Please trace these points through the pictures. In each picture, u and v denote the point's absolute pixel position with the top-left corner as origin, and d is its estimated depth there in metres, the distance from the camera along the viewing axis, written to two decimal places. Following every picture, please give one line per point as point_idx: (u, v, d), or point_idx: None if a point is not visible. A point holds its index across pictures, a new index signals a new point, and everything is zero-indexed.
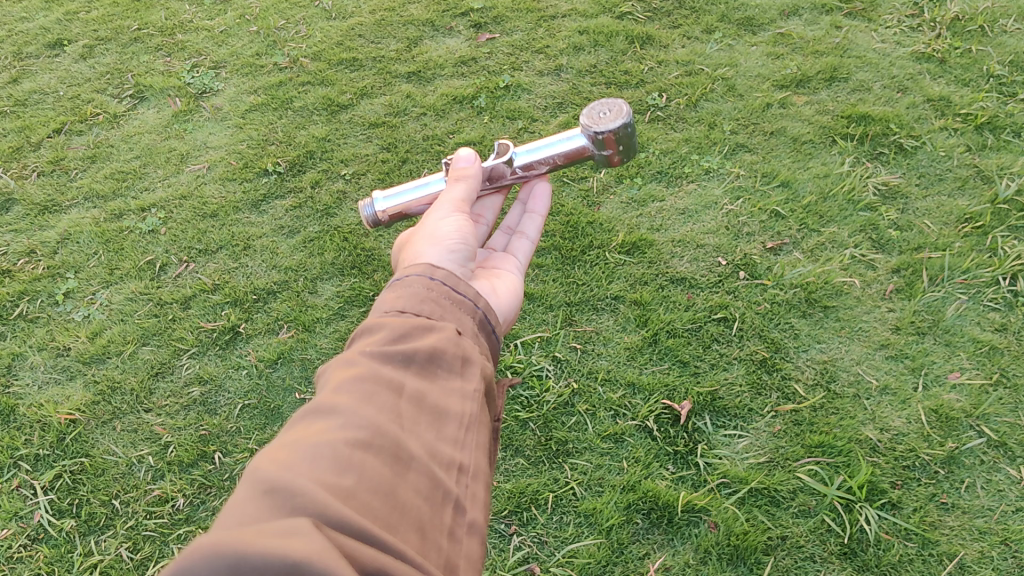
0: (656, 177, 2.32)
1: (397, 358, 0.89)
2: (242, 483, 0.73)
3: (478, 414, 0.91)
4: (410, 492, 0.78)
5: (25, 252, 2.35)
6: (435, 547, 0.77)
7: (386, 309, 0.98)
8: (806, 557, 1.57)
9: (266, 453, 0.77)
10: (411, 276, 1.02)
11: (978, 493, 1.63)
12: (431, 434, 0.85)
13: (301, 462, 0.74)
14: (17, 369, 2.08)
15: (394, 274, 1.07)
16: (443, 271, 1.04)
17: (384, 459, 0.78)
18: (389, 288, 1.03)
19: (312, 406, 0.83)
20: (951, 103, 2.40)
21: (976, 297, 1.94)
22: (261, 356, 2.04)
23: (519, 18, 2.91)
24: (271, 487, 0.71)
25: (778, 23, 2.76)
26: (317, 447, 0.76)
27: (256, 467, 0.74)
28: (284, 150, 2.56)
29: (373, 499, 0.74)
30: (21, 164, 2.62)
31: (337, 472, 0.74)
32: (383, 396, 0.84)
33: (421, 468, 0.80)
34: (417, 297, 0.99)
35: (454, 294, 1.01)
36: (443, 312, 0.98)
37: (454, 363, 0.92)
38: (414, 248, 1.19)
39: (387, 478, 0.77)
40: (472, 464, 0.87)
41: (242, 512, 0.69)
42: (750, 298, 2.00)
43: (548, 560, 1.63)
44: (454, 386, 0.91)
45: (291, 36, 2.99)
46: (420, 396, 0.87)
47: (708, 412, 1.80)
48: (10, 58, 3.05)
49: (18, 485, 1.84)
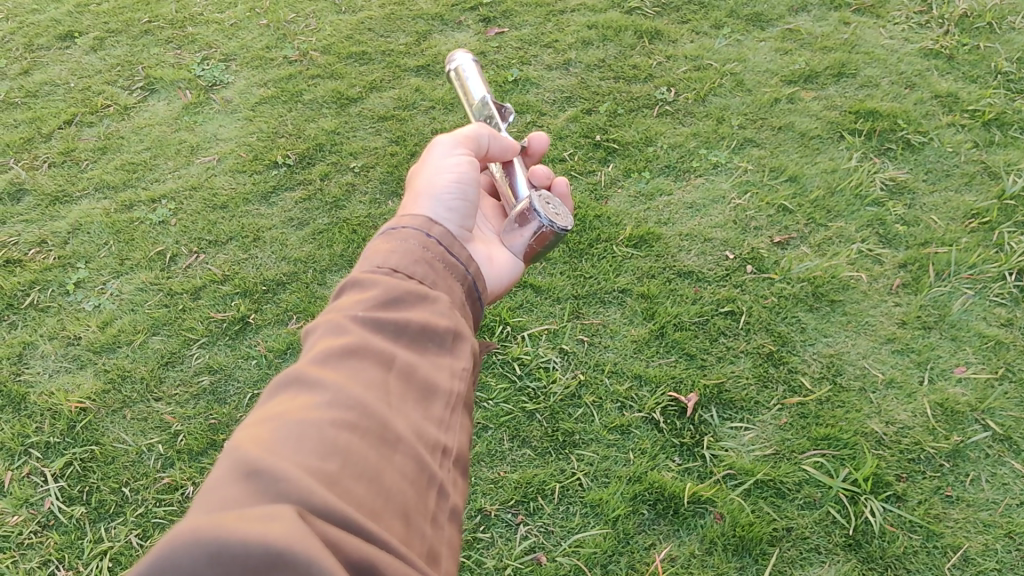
0: (664, 171, 2.33)
1: (388, 329, 0.90)
2: (218, 463, 0.70)
3: (464, 395, 0.92)
4: (396, 475, 0.76)
5: (36, 242, 2.37)
6: (419, 535, 0.76)
7: (377, 265, 0.98)
8: (811, 548, 1.59)
9: (245, 431, 0.74)
10: (408, 230, 1.05)
11: (982, 486, 1.64)
12: (417, 414, 0.84)
13: (284, 443, 0.72)
14: (28, 358, 2.11)
15: (386, 222, 1.09)
16: (439, 229, 1.07)
17: (371, 441, 0.77)
18: (379, 247, 1.03)
19: (298, 378, 0.81)
20: (958, 99, 2.41)
21: (982, 292, 1.95)
22: (271, 347, 2.06)
23: (528, 13, 2.92)
24: (253, 469, 0.68)
25: (787, 19, 2.77)
26: (303, 424, 0.74)
27: (236, 446, 0.71)
28: (294, 143, 2.58)
29: (359, 484, 0.73)
30: (32, 156, 2.63)
31: (322, 452, 0.72)
32: (372, 370, 0.84)
33: (408, 450, 0.79)
34: (411, 258, 1.00)
35: (447, 258, 1.04)
36: (434, 280, 1.00)
37: (443, 338, 0.94)
38: (412, 195, 1.24)
39: (374, 461, 0.75)
40: (455, 447, 0.87)
41: (223, 495, 0.66)
42: (757, 292, 2.01)
43: (555, 550, 1.65)
44: (441, 363, 0.92)
45: (302, 30, 3.01)
46: (409, 370, 0.87)
47: (714, 405, 1.82)
48: (22, 50, 3.07)
49: (29, 472, 1.86)
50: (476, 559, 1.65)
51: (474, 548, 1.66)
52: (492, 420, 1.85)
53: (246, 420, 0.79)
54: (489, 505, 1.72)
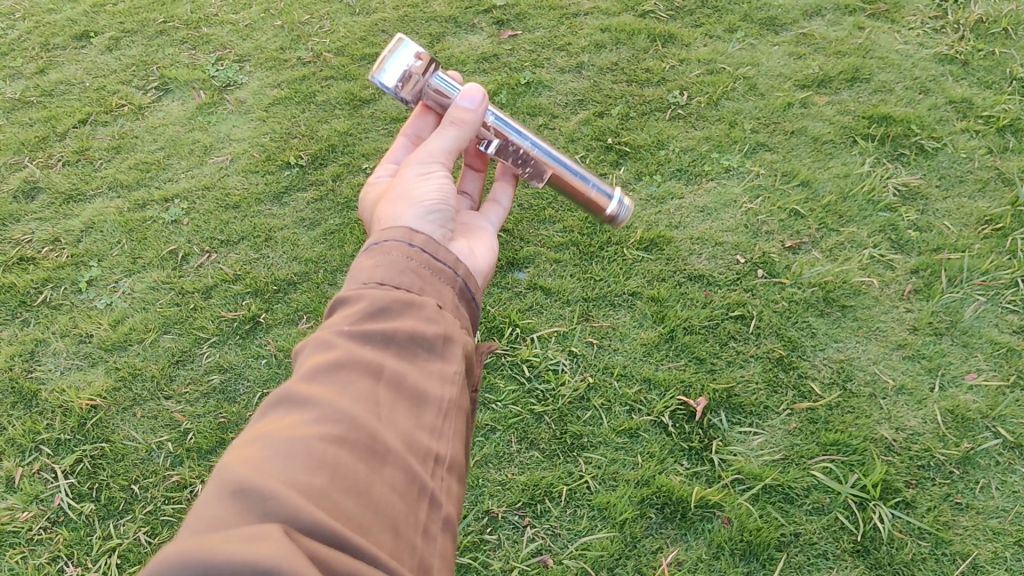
0: (676, 175, 2.34)
1: (375, 339, 0.89)
2: (208, 484, 0.72)
3: (457, 401, 0.91)
4: (386, 488, 0.77)
5: (49, 239, 2.39)
6: (409, 546, 0.76)
7: (363, 280, 0.96)
8: (819, 554, 1.59)
9: (236, 450, 0.76)
10: (389, 242, 1.01)
11: (992, 494, 1.63)
12: (408, 424, 0.84)
13: (273, 462, 0.73)
14: (40, 355, 2.12)
15: (368, 239, 1.05)
16: (422, 236, 1.03)
17: (360, 454, 0.77)
18: (364, 259, 1.00)
19: (288, 395, 0.82)
20: (973, 104, 2.40)
21: (995, 299, 1.94)
22: (281, 346, 2.08)
23: (542, 16, 2.93)
24: (240, 488, 0.69)
25: (801, 23, 2.77)
26: (290, 441, 0.75)
27: (227, 466, 0.73)
28: (307, 144, 2.59)
29: (347, 499, 0.73)
30: (47, 154, 2.66)
31: (310, 467, 0.73)
32: (360, 382, 0.84)
33: (398, 461, 0.79)
34: (397, 268, 0.97)
35: (433, 264, 1.01)
36: (422, 286, 0.97)
37: (434, 345, 0.92)
38: (393, 207, 1.15)
39: (363, 475, 0.76)
40: (448, 454, 0.86)
41: (212, 515, 0.68)
42: (768, 296, 2.01)
43: (562, 552, 1.65)
44: (433, 370, 0.91)
45: (316, 31, 3.03)
46: (399, 380, 0.86)
47: (724, 409, 1.82)
48: (38, 49, 3.10)
49: (39, 468, 1.88)
50: (482, 560, 1.65)
51: (481, 550, 1.66)
52: (500, 422, 1.85)
53: (239, 437, 0.80)
54: (497, 506, 1.72)
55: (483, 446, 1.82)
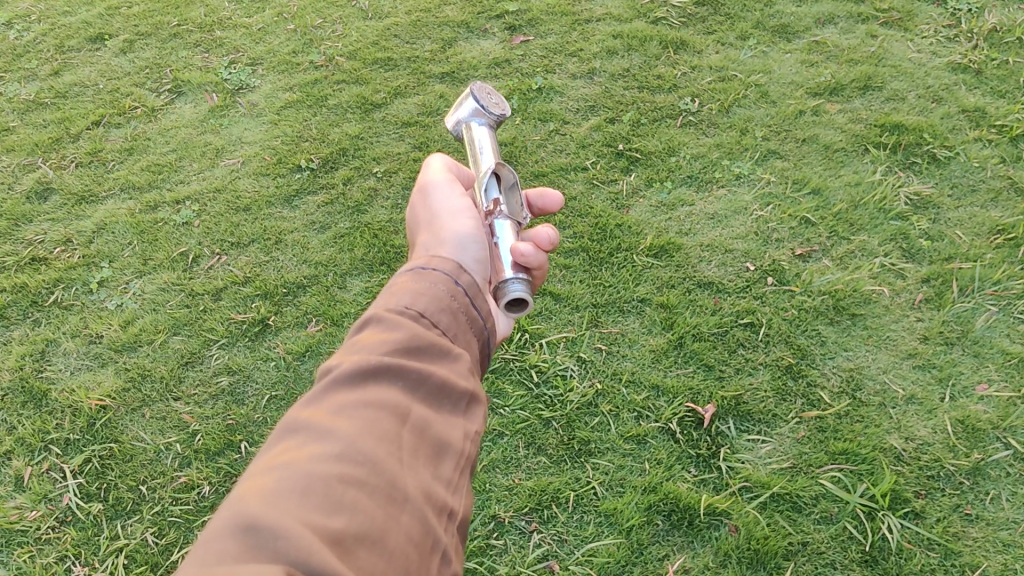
0: (686, 182, 2.34)
1: (408, 378, 0.88)
2: (221, 513, 0.72)
3: (474, 455, 0.90)
4: (401, 537, 0.75)
5: (61, 241, 2.41)
6: None
7: (403, 306, 0.95)
8: (827, 563, 1.58)
9: (250, 480, 0.76)
10: (436, 273, 1.02)
11: (1002, 505, 1.62)
12: (428, 471, 0.83)
13: (289, 497, 0.72)
14: (50, 355, 2.14)
15: (414, 262, 1.07)
16: (467, 277, 1.05)
17: (378, 499, 0.76)
18: (404, 285, 1.00)
19: (309, 425, 0.82)
20: (986, 114, 2.39)
21: (1006, 309, 1.94)
22: (291, 349, 2.08)
23: (553, 21, 2.94)
24: (254, 524, 0.69)
25: (813, 31, 2.76)
26: (309, 478, 0.75)
27: (241, 498, 0.73)
28: (318, 147, 2.61)
29: (360, 546, 0.72)
30: (61, 156, 2.69)
31: (326, 509, 0.73)
32: (385, 422, 0.83)
33: (415, 511, 0.78)
34: (438, 304, 0.98)
35: (471, 309, 1.02)
36: (456, 331, 0.98)
37: (461, 397, 0.92)
38: (436, 239, 1.22)
39: (380, 522, 0.75)
40: (460, 509, 0.85)
41: (222, 550, 0.67)
42: (777, 304, 2.01)
43: (568, 559, 1.65)
44: (456, 421, 0.90)
45: (328, 35, 3.05)
46: (424, 426, 0.86)
47: (732, 417, 1.81)
48: (52, 51, 3.13)
49: (48, 468, 1.89)
50: (488, 565, 1.65)
51: (487, 555, 1.66)
52: (507, 427, 1.85)
53: (252, 466, 0.80)
54: (504, 512, 1.72)
55: (490, 450, 1.83)
